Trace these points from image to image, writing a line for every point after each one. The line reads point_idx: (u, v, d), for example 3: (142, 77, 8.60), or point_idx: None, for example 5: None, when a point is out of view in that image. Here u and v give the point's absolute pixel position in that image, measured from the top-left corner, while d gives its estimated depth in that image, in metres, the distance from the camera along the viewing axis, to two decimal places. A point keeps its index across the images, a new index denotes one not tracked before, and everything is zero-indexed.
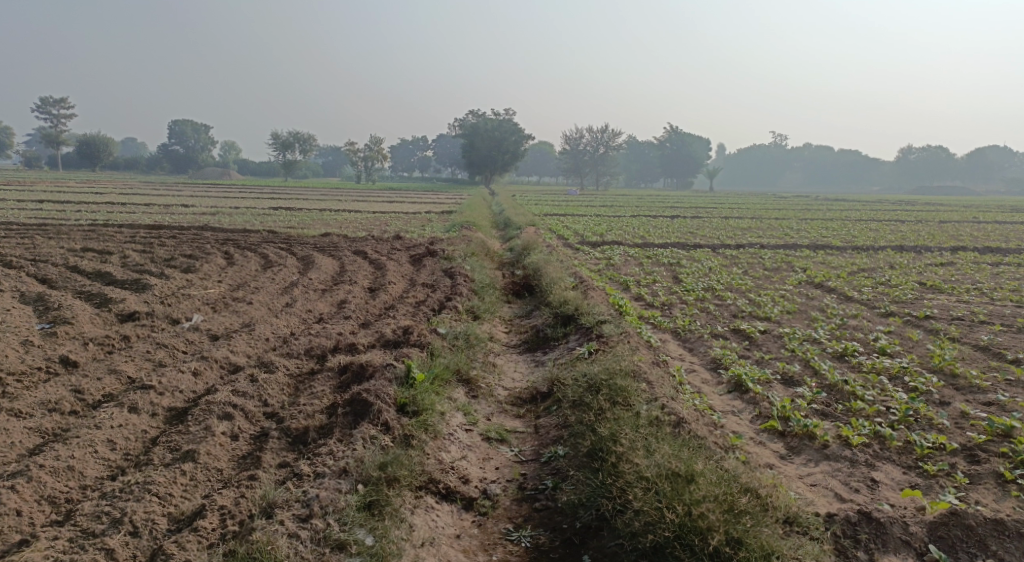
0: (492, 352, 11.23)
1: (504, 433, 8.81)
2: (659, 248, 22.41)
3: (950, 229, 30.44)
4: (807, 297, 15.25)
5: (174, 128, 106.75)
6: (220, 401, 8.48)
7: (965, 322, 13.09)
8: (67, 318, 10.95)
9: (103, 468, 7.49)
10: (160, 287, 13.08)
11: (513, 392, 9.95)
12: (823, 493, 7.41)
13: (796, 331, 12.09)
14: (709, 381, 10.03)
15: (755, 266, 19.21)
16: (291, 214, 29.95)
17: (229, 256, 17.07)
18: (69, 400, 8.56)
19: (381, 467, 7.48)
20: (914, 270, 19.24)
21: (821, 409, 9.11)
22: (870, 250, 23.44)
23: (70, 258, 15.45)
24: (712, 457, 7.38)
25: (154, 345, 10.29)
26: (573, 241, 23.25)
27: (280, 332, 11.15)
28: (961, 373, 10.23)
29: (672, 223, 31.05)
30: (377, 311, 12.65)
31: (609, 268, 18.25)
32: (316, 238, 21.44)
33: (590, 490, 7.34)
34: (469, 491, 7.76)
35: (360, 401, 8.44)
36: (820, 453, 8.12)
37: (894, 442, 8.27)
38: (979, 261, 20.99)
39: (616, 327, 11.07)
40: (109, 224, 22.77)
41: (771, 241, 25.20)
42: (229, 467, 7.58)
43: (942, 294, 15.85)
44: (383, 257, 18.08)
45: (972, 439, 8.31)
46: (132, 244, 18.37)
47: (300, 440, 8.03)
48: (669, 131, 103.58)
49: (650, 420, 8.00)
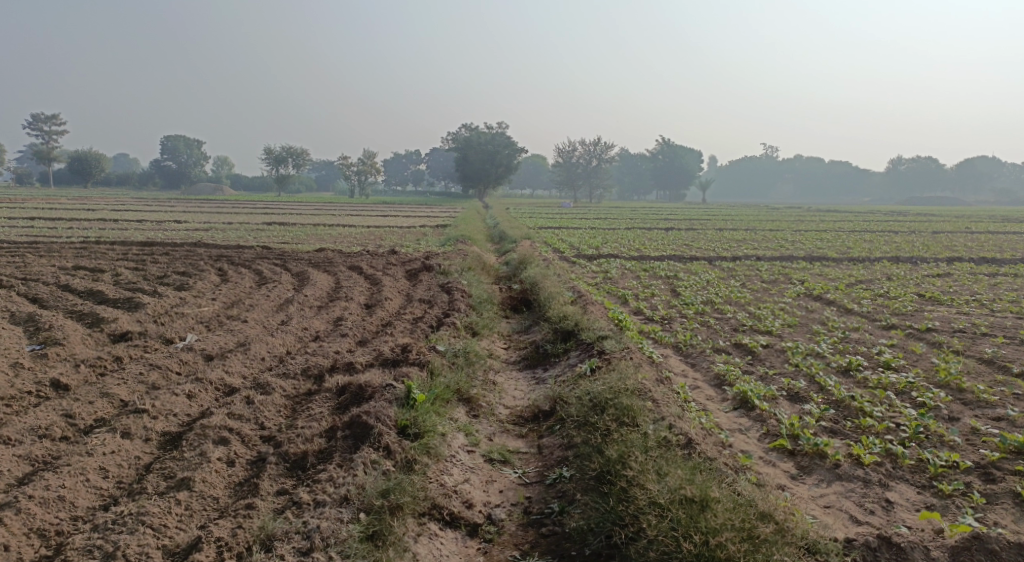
0: (492, 370, 11.02)
1: (507, 454, 8.61)
2: (655, 261, 22.27)
3: (944, 240, 30.41)
4: (807, 310, 15.10)
5: (166, 143, 106.32)
6: (216, 425, 8.26)
7: (967, 335, 12.94)
8: (57, 340, 10.72)
9: (95, 497, 7.26)
10: (153, 306, 12.86)
11: (514, 411, 9.75)
12: (838, 517, 7.24)
13: (798, 345, 11.91)
14: (713, 398, 9.84)
15: (753, 279, 19.05)
16: (285, 229, 29.72)
17: (222, 274, 16.85)
18: (59, 425, 8.33)
19: (383, 495, 7.27)
20: (912, 281, 19.12)
21: (829, 426, 8.92)
22: (866, 261, 23.33)
23: (62, 277, 15.22)
24: (725, 482, 7.20)
25: (147, 366, 10.06)
26: (570, 254, 23.10)
27: (276, 352, 10.93)
28: (967, 388, 10.06)
29: (667, 236, 30.95)
30: (374, 328, 12.43)
31: (607, 281, 18.09)
32: (311, 253, 21.22)
33: (599, 516, 7.14)
34: (474, 516, 7.56)
35: (360, 424, 8.23)
36: (831, 473, 7.94)
37: (907, 460, 8.09)
38: (975, 272, 20.91)
39: (618, 343, 10.87)
40: (101, 242, 22.47)
41: (767, 253, 25.07)
42: (225, 495, 7.36)
43: (942, 306, 15.72)
44: (379, 272, 17.87)
45: (985, 457, 8.13)
46: (124, 262, 18.12)
47: (298, 466, 7.82)
48: (661, 143, 103.78)
49: (658, 441, 7.82)
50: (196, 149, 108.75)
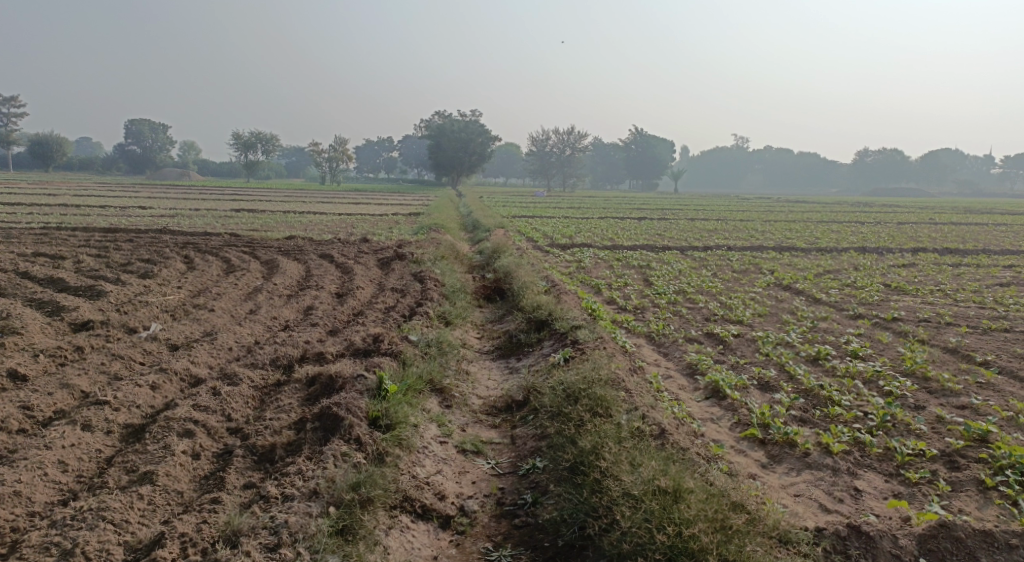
0: (465, 359, 10.98)
1: (479, 445, 8.59)
2: (628, 250, 22.32)
3: (909, 230, 30.89)
4: (777, 299, 15.23)
5: (131, 128, 104.36)
6: (181, 417, 8.15)
7: (932, 324, 13.14)
8: (16, 329, 10.48)
9: (53, 492, 7.14)
10: (116, 294, 12.64)
11: (487, 401, 9.73)
12: (807, 505, 7.33)
13: (769, 334, 12.01)
14: (686, 387, 9.89)
15: (724, 269, 19.19)
16: (254, 216, 29.36)
17: (189, 261, 16.59)
18: (17, 418, 8.17)
19: (354, 488, 7.21)
20: (878, 271, 19.36)
21: (799, 415, 9.01)
22: (834, 252, 23.58)
23: (21, 264, 14.88)
24: (698, 472, 7.24)
25: (110, 356, 9.90)
26: (542, 243, 23.08)
27: (244, 341, 10.80)
28: (933, 376, 10.20)
29: (639, 225, 31.03)
30: (346, 317, 12.33)
31: (580, 271, 18.09)
32: (280, 241, 20.96)
33: (572, 507, 7.15)
34: (446, 508, 7.53)
35: (330, 415, 8.15)
36: (801, 462, 8.03)
37: (874, 449, 8.20)
38: (940, 263, 21.22)
39: (591, 333, 10.87)
40: (63, 228, 22.02)
41: (737, 242, 25.26)
42: (190, 489, 7.26)
43: (907, 296, 15.95)
44: (350, 261, 17.72)
45: (951, 445, 8.26)
46: (87, 249, 17.76)
47: (266, 458, 7.74)
48: (634, 132, 103.96)
49: (631, 432, 7.85)
50: (162, 134, 107.05)
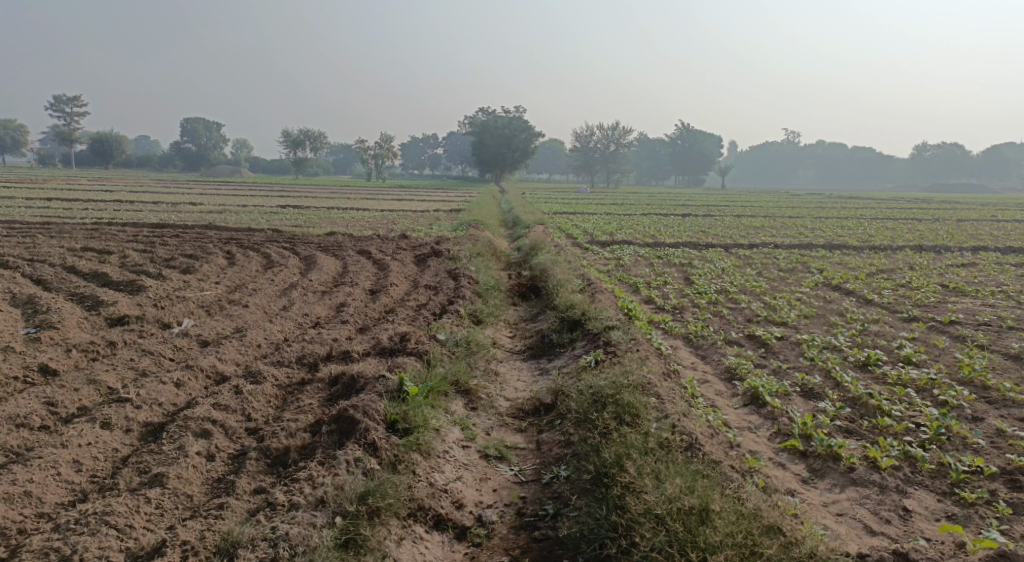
0: (495, 359, 10.60)
1: (504, 450, 8.21)
2: (671, 247, 21.69)
3: (970, 228, 29.53)
4: (825, 300, 14.52)
5: (186, 126, 106.47)
6: (199, 417, 7.93)
7: (992, 328, 12.34)
8: (52, 323, 10.43)
9: (64, 492, 6.97)
10: (154, 289, 12.55)
11: (515, 404, 9.32)
12: (851, 527, 6.84)
13: (815, 337, 11.38)
14: (723, 393, 9.38)
15: (770, 267, 18.48)
16: (298, 212, 29.37)
17: (230, 256, 16.52)
18: (40, 413, 8.04)
19: (362, 498, 6.89)
20: (934, 271, 18.42)
21: (844, 426, 8.42)
22: (888, 250, 22.59)
23: (68, 258, 14.98)
24: (730, 488, 6.79)
25: (139, 351, 9.75)
26: (583, 241, 22.60)
27: (272, 338, 10.57)
28: (993, 385, 9.50)
29: (684, 222, 30.36)
30: (376, 315, 12.05)
31: (619, 269, 17.56)
32: (321, 237, 20.87)
33: (592, 523, 6.72)
34: (463, 518, 7.19)
35: (346, 418, 7.83)
36: (845, 478, 7.49)
37: (926, 465, 7.60)
38: (1001, 263, 20.14)
39: (625, 334, 10.41)
40: (113, 223, 22.27)
41: (786, 240, 24.43)
42: (200, 493, 7.02)
43: (965, 298, 15.09)
44: (388, 257, 17.53)
45: (1012, 462, 7.63)
46: (134, 244, 17.90)
47: (280, 462, 7.47)
48: (681, 128, 102.37)
49: (659, 442, 7.40)
50: (216, 132, 109.03)
